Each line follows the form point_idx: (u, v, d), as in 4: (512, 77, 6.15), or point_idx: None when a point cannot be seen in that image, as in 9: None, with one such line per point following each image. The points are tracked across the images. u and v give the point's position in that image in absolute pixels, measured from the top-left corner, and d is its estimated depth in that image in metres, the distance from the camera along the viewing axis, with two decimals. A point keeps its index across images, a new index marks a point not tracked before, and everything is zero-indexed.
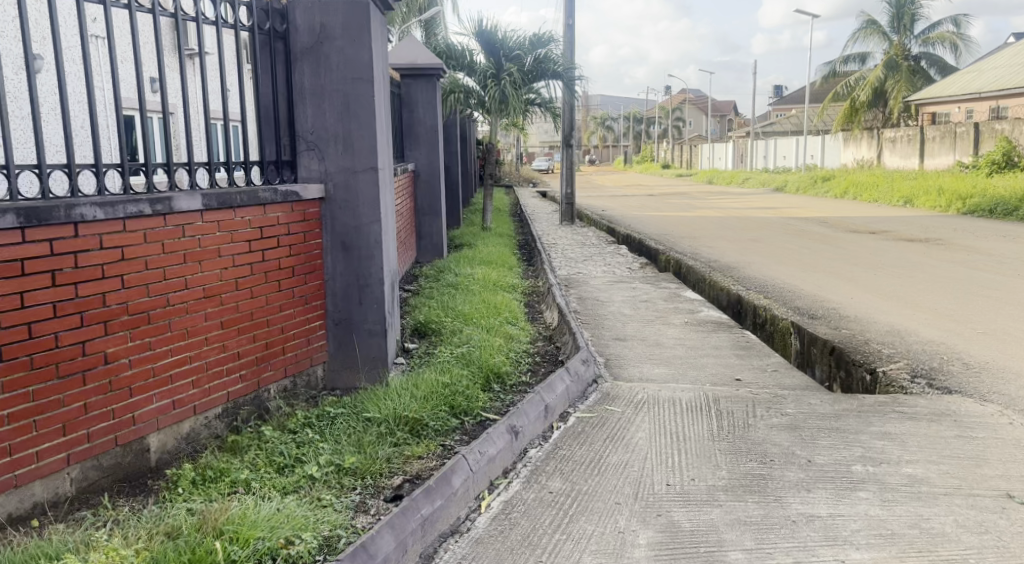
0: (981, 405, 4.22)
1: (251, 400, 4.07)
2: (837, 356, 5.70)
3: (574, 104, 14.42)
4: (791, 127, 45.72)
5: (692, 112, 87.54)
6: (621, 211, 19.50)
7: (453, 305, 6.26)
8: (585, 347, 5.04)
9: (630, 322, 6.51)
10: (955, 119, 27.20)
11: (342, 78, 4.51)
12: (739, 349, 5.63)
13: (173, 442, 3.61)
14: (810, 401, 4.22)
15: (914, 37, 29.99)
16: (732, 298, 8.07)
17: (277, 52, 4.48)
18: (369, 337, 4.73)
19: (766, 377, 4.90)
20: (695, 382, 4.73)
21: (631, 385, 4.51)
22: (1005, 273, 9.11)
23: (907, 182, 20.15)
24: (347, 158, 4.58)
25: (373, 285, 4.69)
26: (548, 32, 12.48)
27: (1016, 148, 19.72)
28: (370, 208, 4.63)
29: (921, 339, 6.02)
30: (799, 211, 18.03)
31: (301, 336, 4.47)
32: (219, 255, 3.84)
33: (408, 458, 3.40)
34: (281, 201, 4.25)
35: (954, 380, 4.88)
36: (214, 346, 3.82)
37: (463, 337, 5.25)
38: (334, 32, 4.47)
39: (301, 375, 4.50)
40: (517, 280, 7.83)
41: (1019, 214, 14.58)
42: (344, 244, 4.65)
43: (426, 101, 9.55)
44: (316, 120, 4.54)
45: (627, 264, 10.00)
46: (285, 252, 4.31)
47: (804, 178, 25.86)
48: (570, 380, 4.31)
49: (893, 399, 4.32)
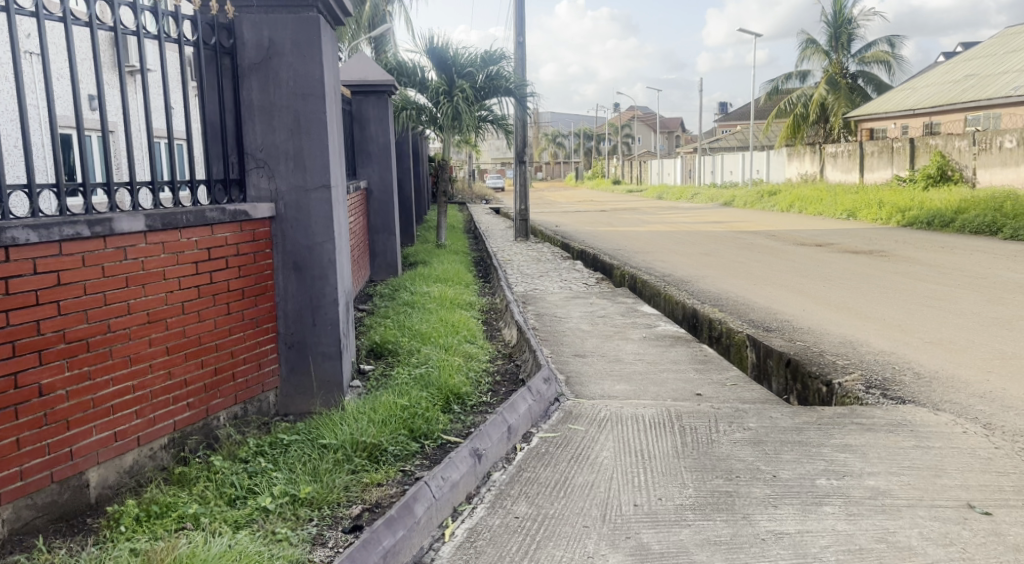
0: (937, 415, 4.26)
1: (200, 429, 3.90)
2: (793, 368, 5.73)
3: (527, 120, 14.41)
4: (736, 143, 46.61)
5: (640, 129, 88.85)
6: (574, 226, 19.60)
7: (409, 324, 6.14)
8: (546, 364, 4.97)
9: (589, 338, 6.47)
10: (891, 134, 28.08)
11: (292, 94, 4.40)
12: (698, 363, 5.63)
13: (116, 476, 3.42)
14: (771, 415, 4.21)
15: (852, 56, 30.87)
16: (687, 311, 8.10)
17: (223, 68, 4.35)
18: (322, 359, 4.59)
19: (726, 391, 4.89)
20: (656, 398, 4.69)
21: (593, 402, 4.45)
22: (947, 283, 9.35)
23: (849, 195, 20.67)
24: (299, 176, 4.46)
25: (327, 306, 4.57)
26: (500, 49, 12.46)
27: (950, 162, 20.43)
28: (323, 227, 4.52)
29: (873, 350, 6.10)
30: (747, 224, 18.32)
31: (251, 361, 4.31)
32: (164, 277, 3.69)
33: (366, 486, 3.28)
34: (229, 220, 4.11)
35: (908, 390, 4.94)
36: (159, 373, 3.65)
37: (420, 357, 5.14)
38: (283, 47, 4.36)
39: (252, 402, 4.34)
40: (474, 298, 7.74)
41: (955, 225, 15.04)
42: (296, 264, 4.52)
43: (379, 118, 9.38)
44: (265, 136, 4.41)
45: (583, 279, 10.00)
46: (234, 273, 4.16)
47: (751, 192, 26.32)
48: (532, 399, 4.23)
49: (850, 411, 4.34)
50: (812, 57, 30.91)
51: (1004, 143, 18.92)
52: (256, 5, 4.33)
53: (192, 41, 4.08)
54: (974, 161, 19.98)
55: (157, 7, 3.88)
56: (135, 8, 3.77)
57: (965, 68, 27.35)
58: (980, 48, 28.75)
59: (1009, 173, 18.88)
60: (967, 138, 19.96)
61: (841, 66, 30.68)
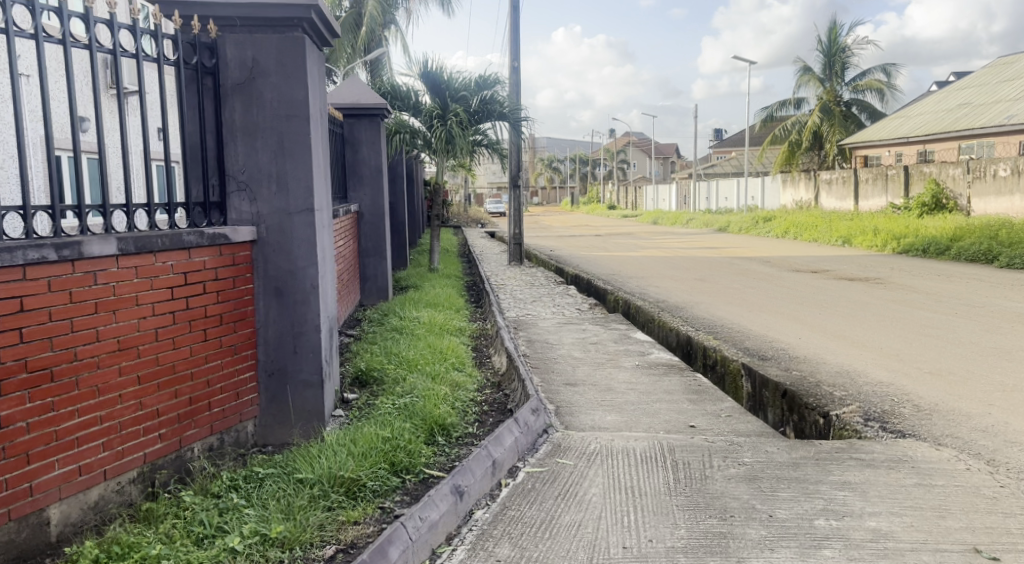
0: (938, 450, 4.13)
1: (172, 461, 3.74)
2: (790, 399, 5.58)
3: (522, 145, 14.36)
4: (731, 169, 46.73)
5: (635, 154, 89.26)
6: (569, 251, 19.50)
7: (397, 351, 5.98)
8: (535, 394, 4.81)
9: (580, 366, 6.32)
10: (886, 162, 28.18)
11: (275, 115, 4.29)
12: (692, 393, 5.48)
13: (79, 513, 3.26)
14: (767, 449, 4.06)
15: (846, 84, 31.00)
16: (682, 338, 7.96)
17: (205, 88, 4.23)
18: (304, 388, 4.44)
19: (721, 423, 4.74)
20: (648, 430, 4.54)
21: (583, 434, 4.30)
22: (944, 312, 9.24)
23: (844, 222, 20.64)
24: (282, 198, 4.33)
25: (309, 332, 4.43)
26: (494, 74, 12.39)
27: (944, 190, 20.45)
28: (306, 252, 4.39)
29: (871, 381, 5.96)
30: (742, 250, 18.23)
31: (229, 390, 4.16)
32: (138, 303, 3.55)
33: (342, 524, 3.11)
34: (207, 244, 3.98)
35: (908, 423, 4.80)
36: (129, 404, 3.50)
37: (406, 386, 4.98)
38: (267, 67, 4.26)
39: (229, 432, 4.18)
40: (464, 323, 7.59)
41: (951, 253, 14.99)
42: (278, 289, 4.38)
43: (370, 141, 9.40)
44: (247, 158, 4.29)
45: (576, 305, 9.86)
46: (212, 299, 4.02)
47: (746, 218, 26.30)
48: (519, 431, 4.07)
49: (849, 445, 4.20)
50: (807, 84, 31.01)
51: (998, 172, 18.93)
52: (239, 25, 4.23)
53: (173, 60, 3.97)
54: (968, 190, 19.97)
55: (136, 25, 3.77)
56: (113, 26, 3.67)
57: (958, 97, 27.49)
58: (973, 78, 28.92)
59: (1002, 202, 18.89)
60: (961, 167, 19.97)
61: (835, 94, 30.76)
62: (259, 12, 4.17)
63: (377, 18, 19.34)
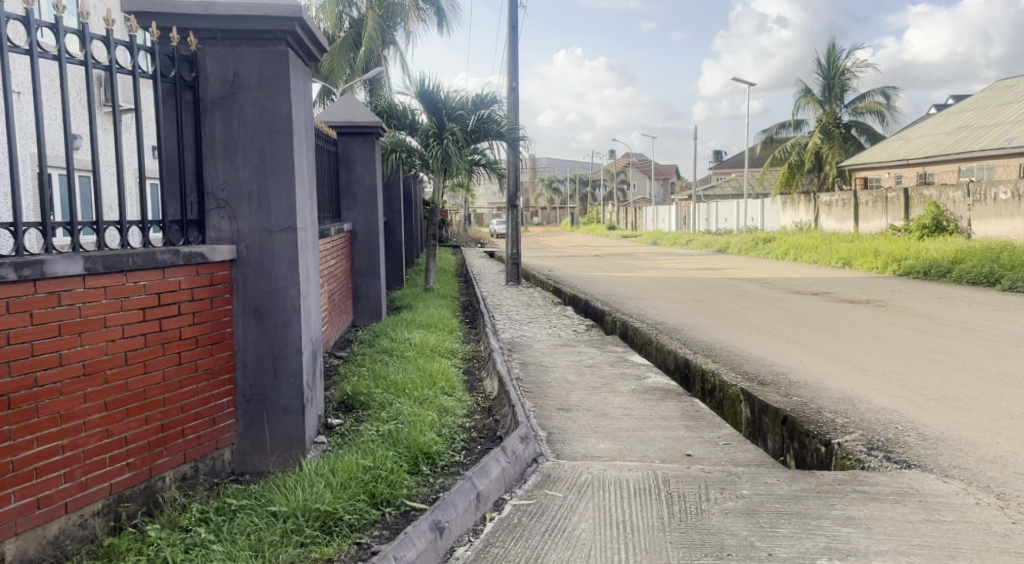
0: (946, 483, 3.95)
1: (141, 492, 3.57)
2: (790, 426, 5.40)
3: (520, 164, 14.24)
4: (731, 191, 46.72)
5: (635, 175, 89.42)
6: (567, 271, 19.34)
7: (385, 374, 5.79)
8: (526, 421, 4.62)
9: (574, 390, 6.13)
10: (885, 184, 28.10)
11: (257, 131, 4.16)
12: (689, 420, 5.29)
13: (36, 548, 3.12)
14: (767, 481, 3.88)
15: (844, 106, 30.97)
16: (679, 361, 7.78)
17: (184, 102, 4.10)
18: (283, 414, 4.27)
19: (719, 452, 4.55)
20: (643, 460, 4.35)
21: (574, 464, 4.11)
22: (947, 336, 9.07)
23: (844, 244, 20.51)
24: (262, 217, 4.19)
25: (289, 355, 4.26)
26: (491, 93, 12.29)
27: (944, 213, 20.33)
28: (288, 272, 4.23)
29: (874, 407, 5.78)
30: (742, 272, 18.07)
31: (204, 416, 3.99)
32: (106, 325, 3.40)
33: (314, 561, 2.96)
34: (183, 263, 3.83)
35: (913, 453, 4.62)
36: (94, 432, 3.34)
37: (392, 412, 4.79)
38: (249, 82, 4.13)
39: (204, 460, 4.00)
40: (457, 345, 7.40)
41: (952, 275, 14.84)
42: (258, 310, 4.23)
43: (365, 159, 9.21)
44: (227, 175, 4.15)
45: (573, 326, 9.68)
46: (187, 319, 3.87)
47: (746, 239, 26.19)
48: (506, 461, 3.88)
49: (852, 476, 4.01)
50: (806, 106, 30.97)
51: (998, 195, 18.81)
52: (221, 38, 4.11)
53: (150, 73, 3.83)
54: (969, 212, 19.85)
55: (110, 36, 3.63)
56: (85, 37, 3.53)
57: (958, 119, 27.45)
58: (973, 100, 28.90)
59: (1003, 224, 18.77)
60: (961, 189, 19.86)
61: (834, 116, 30.74)
62: (241, 25, 4.05)
63: (375, 39, 19.27)
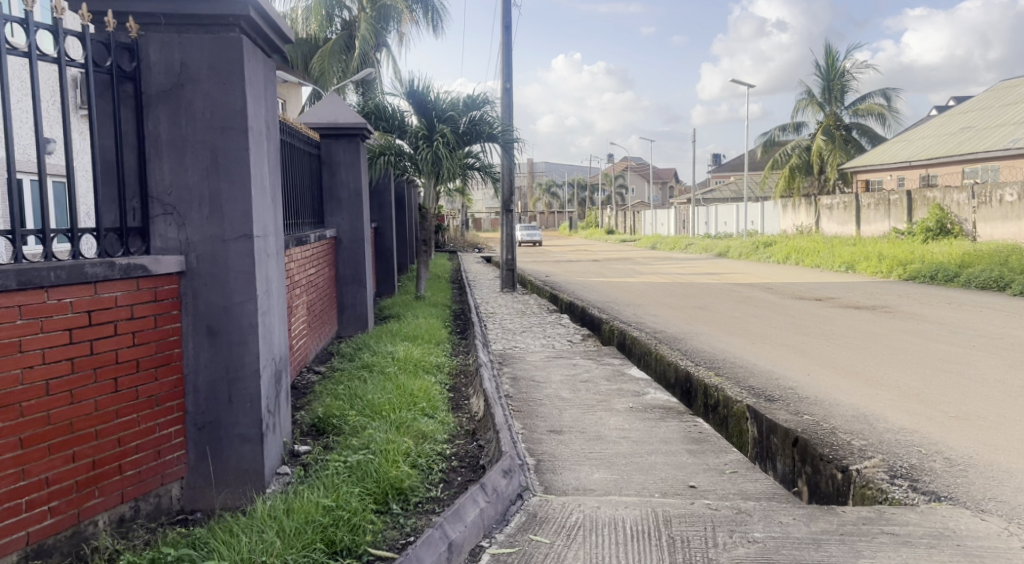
0: (984, 522, 3.51)
1: (65, 539, 3.15)
2: (802, 448, 4.96)
3: (514, 167, 13.78)
4: (731, 195, 46.23)
5: (634, 179, 89.09)
6: (564, 276, 18.90)
7: (361, 393, 5.33)
8: (512, 451, 4.15)
9: (568, 409, 5.67)
10: (888, 186, 27.70)
11: (208, 127, 3.72)
12: (691, 443, 4.84)
13: None
14: (782, 520, 3.43)
15: (845, 108, 30.51)
16: (681, 374, 7.33)
17: (124, 95, 3.64)
18: (239, 444, 3.83)
19: (726, 483, 4.11)
20: (641, 494, 3.89)
21: (564, 500, 3.67)
22: (961, 344, 8.64)
23: (847, 247, 20.05)
24: (214, 224, 3.74)
25: (246, 379, 3.82)
26: (483, 94, 11.86)
27: (949, 216, 19.89)
28: (244, 284, 3.79)
29: (891, 427, 5.33)
30: (743, 277, 17.58)
31: (148, 448, 3.55)
32: (21, 350, 2.99)
33: None
34: (119, 277, 3.37)
35: (940, 484, 4.18)
36: (7, 474, 2.94)
37: (364, 438, 4.33)
38: (198, 72, 3.69)
39: (146, 499, 3.56)
40: (443, 359, 6.93)
41: (960, 280, 14.41)
42: (210, 328, 3.78)
43: (349, 163, 8.73)
44: (175, 177, 3.71)
45: (568, 336, 9.23)
46: (126, 341, 3.42)
47: (747, 243, 25.73)
48: (485, 500, 3.43)
49: (879, 512, 3.58)
50: (806, 108, 30.49)
51: (1004, 197, 18.38)
52: (165, 24, 3.66)
53: (80, 62, 3.36)
54: (974, 214, 19.42)
55: (29, 19, 3.18)
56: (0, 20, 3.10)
57: (960, 121, 27.04)
58: (975, 102, 28.47)
59: (1009, 227, 18.33)
60: (965, 191, 19.45)
61: (835, 118, 30.24)
62: (187, 8, 3.61)
63: (368, 40, 18.80)
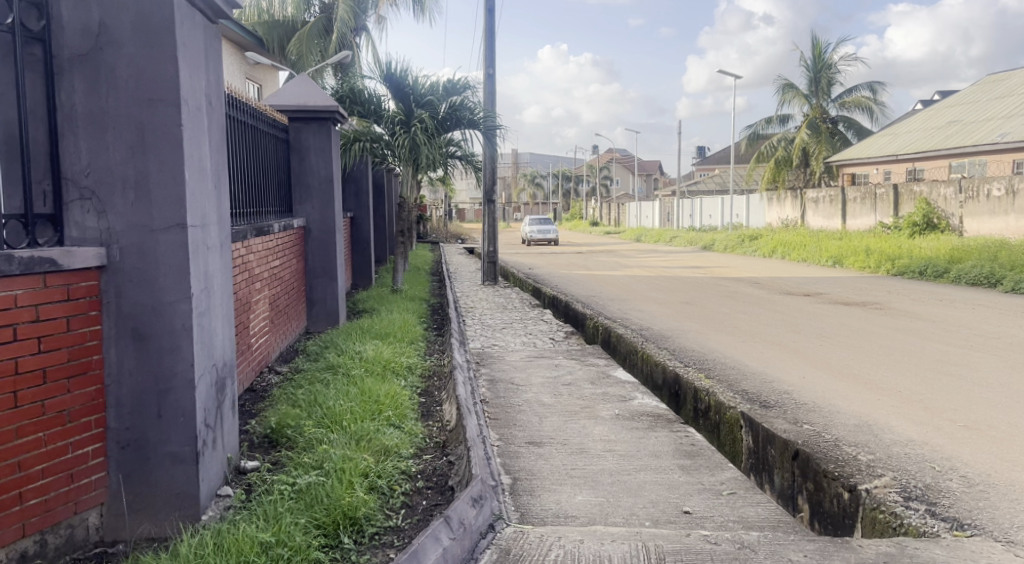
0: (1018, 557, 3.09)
1: None
2: (803, 463, 4.52)
3: (495, 156, 13.25)
4: (715, 188, 45.86)
5: (619, 171, 88.74)
6: (548, 269, 18.41)
7: (322, 399, 4.82)
8: (484, 472, 3.68)
9: (548, 416, 5.21)
10: (874, 180, 27.41)
11: (134, 99, 3.21)
12: (683, 458, 4.38)
13: None
14: (791, 558, 2.99)
15: (831, 101, 30.11)
16: (669, 376, 6.88)
17: (31, 59, 3.12)
18: (170, 464, 3.33)
19: (723, 507, 3.66)
20: (630, 522, 3.44)
21: (540, 531, 3.21)
22: (958, 344, 8.27)
23: (834, 241, 19.71)
24: (142, 211, 3.24)
25: (179, 390, 3.31)
26: (464, 78, 11.34)
27: (935, 210, 19.57)
28: (176, 281, 3.29)
29: (898, 439, 4.91)
30: (729, 271, 17.21)
31: (58, 472, 3.05)
32: None
33: None
34: (20, 273, 2.85)
35: (961, 508, 3.76)
36: None
37: (319, 454, 3.84)
38: (121, 35, 3.18)
39: (56, 530, 3.06)
40: (416, 359, 6.44)
41: (950, 276, 14.09)
42: (136, 332, 3.28)
43: (319, 148, 8.22)
44: (93, 156, 3.20)
45: (550, 333, 8.75)
46: (28, 346, 2.91)
47: (732, 236, 25.36)
48: (450, 537, 2.96)
49: (899, 546, 3.16)
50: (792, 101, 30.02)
51: (992, 191, 18.03)
52: None
53: None
54: (961, 209, 19.10)
55: None
56: None
57: (946, 115, 26.77)
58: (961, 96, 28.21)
59: (997, 222, 18.04)
60: (953, 185, 19.14)
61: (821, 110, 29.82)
62: None
63: (347, 22, 18.17)
